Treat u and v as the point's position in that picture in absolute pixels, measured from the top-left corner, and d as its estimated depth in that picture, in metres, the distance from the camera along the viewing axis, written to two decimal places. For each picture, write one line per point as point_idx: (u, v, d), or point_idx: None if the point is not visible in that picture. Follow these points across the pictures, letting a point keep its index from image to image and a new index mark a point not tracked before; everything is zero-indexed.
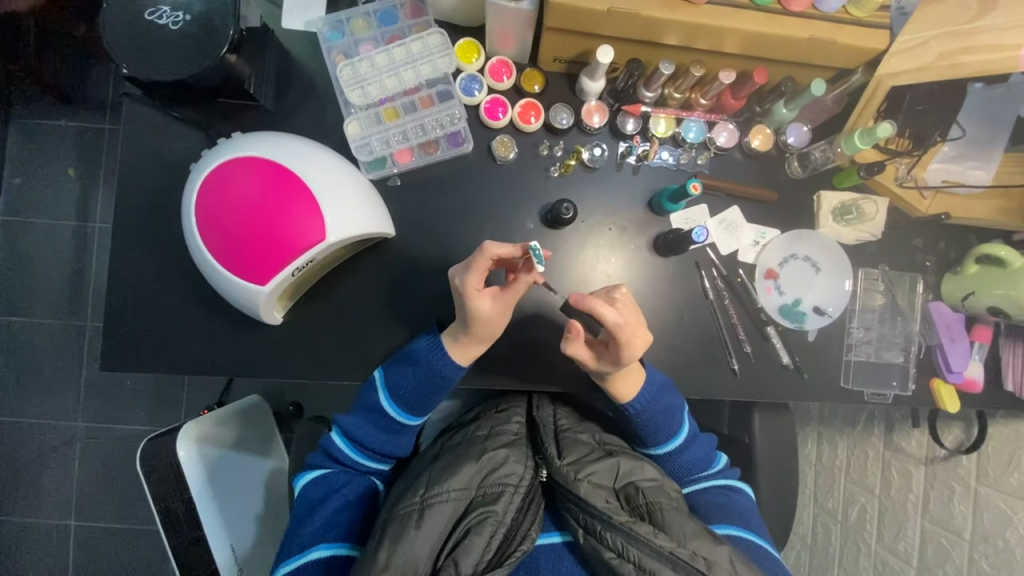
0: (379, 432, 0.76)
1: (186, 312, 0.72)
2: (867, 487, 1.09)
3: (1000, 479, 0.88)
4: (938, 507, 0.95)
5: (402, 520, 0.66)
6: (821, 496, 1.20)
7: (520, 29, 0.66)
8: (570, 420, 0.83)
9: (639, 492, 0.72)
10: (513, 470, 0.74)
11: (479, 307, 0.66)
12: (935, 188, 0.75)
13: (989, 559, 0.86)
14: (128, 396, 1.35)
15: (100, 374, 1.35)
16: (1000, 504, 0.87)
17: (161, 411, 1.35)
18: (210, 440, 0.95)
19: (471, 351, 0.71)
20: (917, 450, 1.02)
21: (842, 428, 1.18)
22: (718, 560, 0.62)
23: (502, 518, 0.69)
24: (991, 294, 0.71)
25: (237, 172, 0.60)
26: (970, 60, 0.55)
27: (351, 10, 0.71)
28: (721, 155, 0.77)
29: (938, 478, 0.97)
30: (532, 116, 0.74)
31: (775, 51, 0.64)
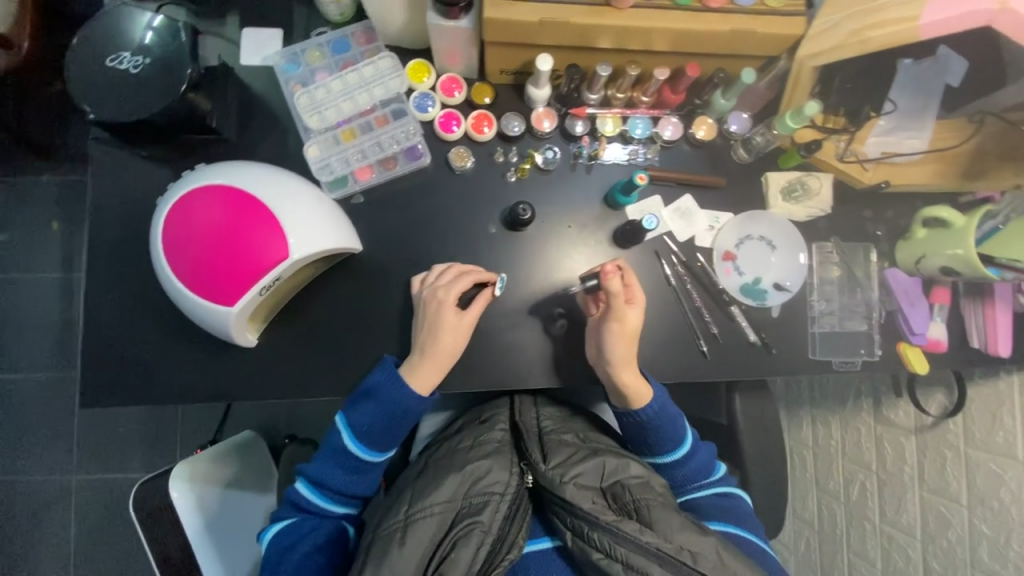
0: (345, 473, 0.76)
1: (164, 343, 0.74)
2: (865, 464, 1.13)
3: (986, 439, 0.91)
4: (933, 475, 0.98)
5: (386, 540, 0.67)
6: (822, 479, 1.24)
7: (465, 46, 0.70)
8: (554, 422, 0.84)
9: (626, 490, 0.71)
10: (497, 478, 0.74)
11: (446, 322, 0.71)
12: (875, 160, 0.79)
13: (987, 523, 0.89)
14: (122, 442, 1.35)
15: (92, 422, 1.35)
16: (990, 465, 0.90)
17: (155, 454, 1.35)
18: (202, 477, 0.95)
19: (432, 377, 0.72)
20: (906, 421, 1.06)
21: (833, 408, 1.22)
22: (704, 553, 0.63)
23: (489, 528, 0.68)
24: (941, 255, 0.74)
25: (200, 203, 0.63)
26: (874, 35, 0.59)
27: (306, 42, 0.75)
28: (669, 148, 0.81)
29: (929, 447, 1.00)
30: (485, 126, 0.77)
31: (703, 45, 0.68)
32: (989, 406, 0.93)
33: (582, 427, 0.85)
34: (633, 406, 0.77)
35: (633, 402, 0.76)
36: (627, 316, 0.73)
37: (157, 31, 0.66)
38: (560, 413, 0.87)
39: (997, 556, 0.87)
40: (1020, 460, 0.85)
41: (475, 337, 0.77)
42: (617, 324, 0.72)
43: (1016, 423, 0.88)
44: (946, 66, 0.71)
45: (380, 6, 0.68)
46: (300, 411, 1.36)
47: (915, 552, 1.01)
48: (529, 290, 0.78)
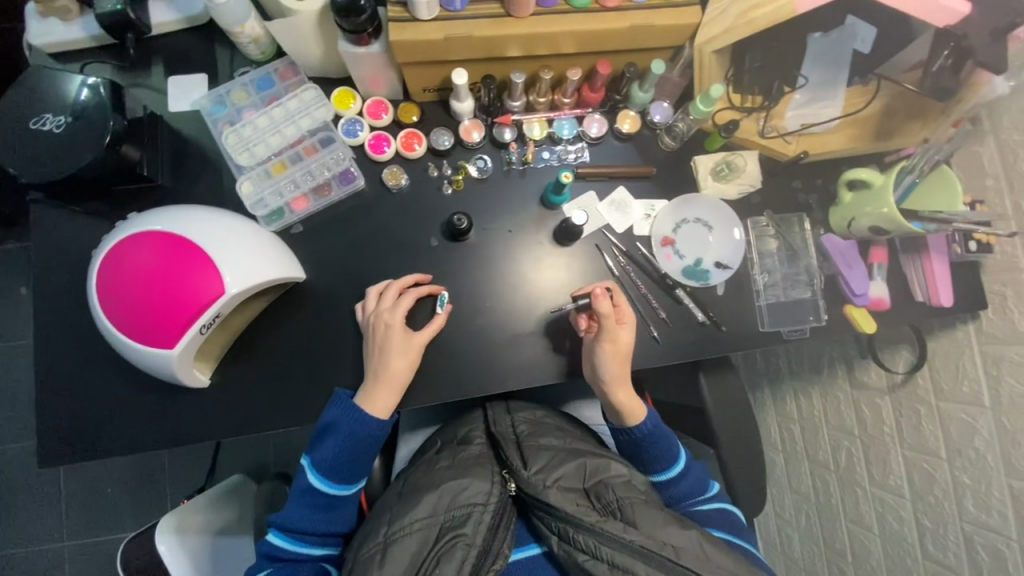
0: (316, 512, 0.75)
1: (118, 394, 0.74)
2: (848, 430, 1.16)
3: (953, 390, 0.92)
4: (912, 433, 1.00)
5: (365, 564, 0.65)
6: (812, 450, 1.28)
7: (383, 69, 0.73)
8: (532, 426, 0.82)
9: (609, 489, 0.70)
10: (479, 488, 0.70)
11: (393, 344, 0.72)
12: (796, 133, 0.81)
13: (969, 473, 0.89)
14: (109, 502, 1.33)
15: (77, 485, 1.33)
16: (962, 416, 0.91)
17: (145, 510, 1.33)
18: (190, 528, 0.92)
19: (385, 401, 0.72)
20: (878, 381, 1.08)
21: (812, 378, 1.27)
22: (686, 547, 0.62)
23: (473, 540, 0.66)
24: (866, 216, 0.76)
25: (131, 250, 0.64)
26: (758, 15, 0.62)
27: (230, 83, 0.77)
28: (598, 144, 0.83)
29: (904, 404, 1.02)
30: (415, 143, 0.79)
31: (608, 43, 0.71)
32: (950, 357, 0.95)
33: (557, 428, 0.83)
34: (628, 423, 0.80)
35: (628, 419, 0.80)
36: (619, 339, 0.74)
37: (93, 87, 0.68)
38: (535, 416, 0.85)
39: (982, 505, 0.88)
40: (989, 407, 0.86)
41: (428, 349, 0.77)
42: (610, 346, 0.73)
43: (980, 369, 0.89)
44: (852, 33, 0.76)
45: (295, 41, 0.71)
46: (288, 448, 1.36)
47: (907, 513, 1.02)
48: (478, 297, 0.80)
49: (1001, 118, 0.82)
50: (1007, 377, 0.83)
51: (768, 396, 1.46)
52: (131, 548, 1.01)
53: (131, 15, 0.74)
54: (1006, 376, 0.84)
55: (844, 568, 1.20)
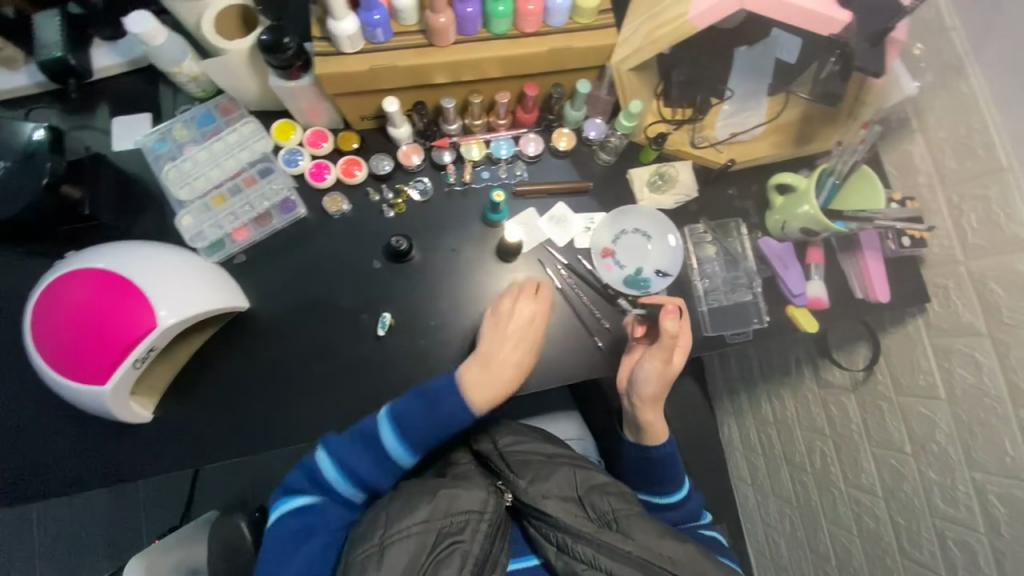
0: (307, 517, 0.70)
1: (65, 434, 0.73)
2: (819, 430, 1.16)
3: (911, 384, 0.93)
4: (878, 430, 1.00)
5: (362, 564, 0.61)
6: (789, 453, 1.27)
7: (317, 100, 0.75)
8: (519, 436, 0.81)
9: (604, 500, 0.72)
10: (476, 497, 0.67)
11: (505, 333, 0.73)
12: (726, 141, 0.84)
13: (933, 467, 0.90)
14: (87, 544, 1.32)
15: (57, 526, 1.32)
16: (921, 409, 0.91)
17: (125, 549, 1.32)
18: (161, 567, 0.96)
19: (491, 393, 0.71)
20: (841, 380, 1.08)
21: (781, 379, 1.27)
22: (682, 560, 0.64)
23: (472, 547, 0.63)
24: (796, 218, 0.78)
25: (64, 287, 0.65)
26: (661, 33, 0.63)
27: (172, 120, 0.79)
28: (536, 162, 0.85)
29: (867, 401, 1.03)
30: (356, 169, 0.81)
31: (531, 66, 0.74)
32: (904, 351, 0.95)
33: (543, 438, 0.82)
34: (648, 442, 0.83)
35: (648, 437, 0.82)
36: (671, 364, 0.76)
37: (49, 129, 0.71)
38: (519, 430, 0.81)
39: (949, 499, 0.88)
40: (944, 399, 0.87)
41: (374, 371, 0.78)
42: (660, 367, 0.75)
43: (933, 362, 0.89)
44: (777, 46, 0.77)
45: (230, 78, 0.73)
46: (267, 477, 1.35)
47: (882, 511, 1.02)
48: (423, 317, 0.80)
49: (927, 116, 0.85)
50: (958, 369, 0.84)
51: (745, 402, 1.42)
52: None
53: (72, 61, 0.77)
54: (958, 367, 0.85)
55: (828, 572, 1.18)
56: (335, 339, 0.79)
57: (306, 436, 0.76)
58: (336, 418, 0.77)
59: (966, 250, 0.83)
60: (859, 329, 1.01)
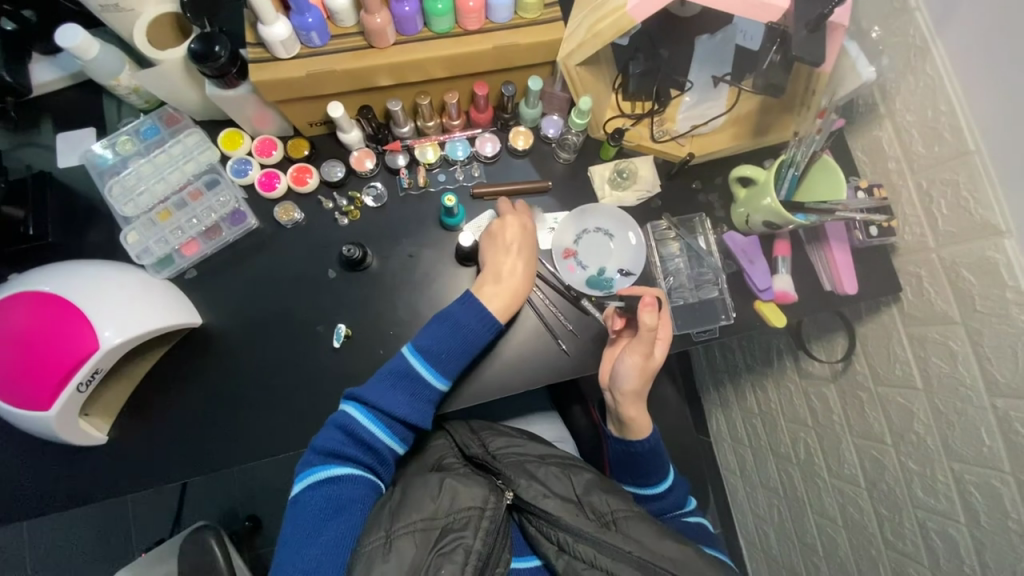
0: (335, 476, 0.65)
1: (20, 459, 0.72)
2: (802, 421, 1.15)
3: (888, 373, 0.92)
4: (858, 419, 0.99)
5: (369, 558, 0.58)
6: (775, 445, 1.26)
7: (260, 108, 0.73)
8: (511, 444, 0.83)
9: (604, 501, 0.71)
10: (479, 492, 0.64)
11: (524, 245, 0.76)
12: (687, 134, 0.82)
13: (913, 458, 0.88)
14: (75, 560, 1.32)
15: (44, 544, 1.32)
16: (898, 400, 0.90)
17: (113, 563, 1.32)
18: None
19: (509, 302, 0.74)
20: (822, 370, 1.07)
21: (765, 370, 1.26)
22: (679, 560, 0.64)
23: (474, 544, 0.59)
24: (758, 211, 0.76)
25: (2, 311, 0.63)
26: (601, 26, 0.61)
27: (115, 133, 0.77)
28: (494, 162, 0.84)
29: (847, 392, 1.02)
30: (307, 176, 0.79)
31: (478, 64, 0.71)
32: (879, 341, 0.93)
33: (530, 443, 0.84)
34: (631, 437, 0.82)
35: (630, 432, 0.81)
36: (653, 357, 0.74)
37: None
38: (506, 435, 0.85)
39: (929, 490, 0.86)
40: (921, 389, 0.86)
41: (332, 384, 0.76)
42: (643, 362, 0.73)
43: (907, 351, 0.88)
44: (736, 31, 0.77)
45: (170, 88, 0.71)
46: (254, 487, 1.35)
47: (866, 502, 1.01)
48: (382, 326, 0.78)
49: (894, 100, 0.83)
50: (933, 358, 0.83)
51: (730, 393, 1.41)
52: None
53: (9, 79, 0.74)
54: (932, 356, 0.83)
55: (817, 563, 1.17)
56: (293, 352, 0.77)
57: (267, 452, 0.75)
58: (296, 434, 0.75)
59: (938, 238, 0.80)
60: (838, 320, 1.00)
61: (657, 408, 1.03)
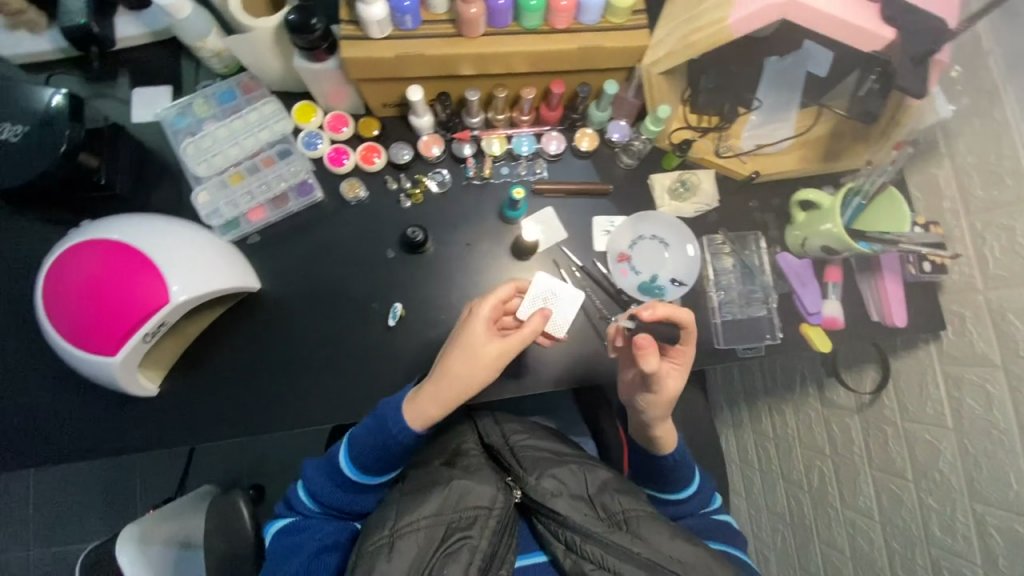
0: (338, 489, 0.75)
1: (65, 402, 0.73)
2: (819, 449, 1.14)
3: (918, 410, 0.92)
4: (880, 451, 0.99)
5: (373, 555, 0.60)
6: (787, 470, 1.24)
7: (341, 84, 0.74)
8: (524, 433, 0.80)
9: (615, 500, 0.70)
10: (487, 492, 0.66)
11: (476, 345, 0.67)
12: (751, 152, 0.82)
13: (934, 495, 0.89)
14: (83, 508, 1.32)
15: (54, 489, 1.33)
16: (925, 436, 0.90)
17: (120, 516, 1.33)
18: (155, 538, 0.94)
19: (427, 412, 0.67)
20: (846, 400, 1.06)
21: (783, 394, 1.23)
22: (692, 563, 0.62)
23: (480, 543, 0.62)
24: (818, 235, 0.77)
25: (76, 257, 0.64)
26: (697, 37, 0.61)
27: (191, 95, 0.78)
28: (558, 161, 0.85)
29: (871, 424, 1.02)
30: (375, 156, 0.80)
31: (560, 63, 0.72)
32: (914, 377, 0.93)
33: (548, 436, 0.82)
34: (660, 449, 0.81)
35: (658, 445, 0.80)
36: (671, 386, 0.70)
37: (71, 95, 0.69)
38: (525, 426, 0.82)
39: (947, 528, 0.87)
40: (951, 428, 0.86)
41: (380, 362, 0.77)
42: (659, 394, 0.71)
43: (942, 390, 0.88)
44: (806, 57, 0.76)
45: (255, 57, 0.72)
46: (265, 456, 1.36)
47: (877, 536, 1.00)
48: (433, 310, 0.79)
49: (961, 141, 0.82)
50: (967, 399, 0.83)
51: (745, 415, 1.38)
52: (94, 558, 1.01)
53: (96, 31, 0.76)
54: (967, 398, 0.83)
55: None
56: (344, 326, 0.78)
57: (309, 422, 0.76)
58: (338, 406, 0.76)
59: (986, 280, 0.81)
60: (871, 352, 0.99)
61: (688, 421, 1.02)
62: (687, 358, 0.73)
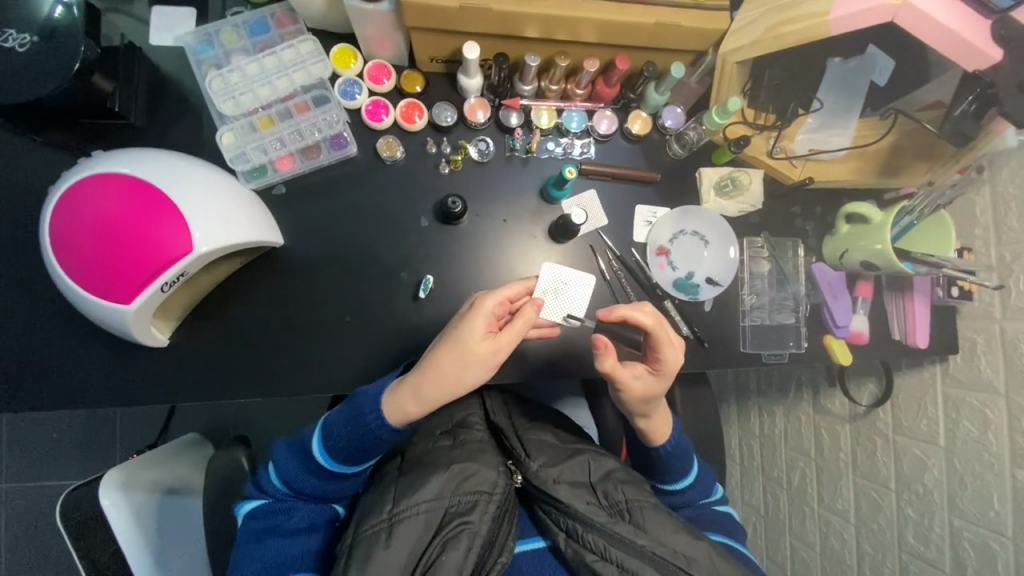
0: (311, 475, 0.70)
1: (58, 345, 0.67)
2: (804, 451, 1.06)
3: (913, 425, 0.86)
4: (864, 460, 0.92)
5: (369, 541, 0.59)
6: (767, 466, 1.15)
7: (390, 31, 0.68)
8: (525, 418, 0.77)
9: (617, 488, 0.66)
10: (486, 477, 0.65)
11: (471, 342, 0.63)
12: (803, 157, 0.80)
13: (914, 507, 0.84)
14: (51, 451, 1.23)
15: (19, 429, 1.23)
16: (916, 452, 0.84)
17: (91, 465, 1.24)
18: (140, 483, 0.84)
19: (406, 407, 0.64)
20: (840, 410, 0.99)
21: (776, 397, 1.14)
22: (698, 558, 0.59)
23: (479, 530, 0.60)
24: (860, 250, 0.77)
25: (90, 193, 0.59)
26: (787, 30, 0.61)
27: (219, 22, 0.70)
28: (606, 142, 0.81)
29: (862, 435, 0.94)
30: (416, 115, 0.75)
31: (630, 37, 0.68)
32: (914, 396, 0.87)
33: (552, 421, 0.79)
34: (653, 441, 0.76)
35: (650, 437, 0.76)
36: (638, 388, 0.69)
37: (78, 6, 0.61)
38: (530, 409, 0.80)
39: (920, 538, 0.83)
40: (941, 446, 0.81)
41: (404, 334, 0.74)
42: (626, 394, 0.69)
43: (939, 410, 0.82)
44: (872, 64, 0.74)
45: None
46: (245, 412, 1.27)
47: (849, 536, 0.94)
48: (464, 285, 0.76)
49: (1002, 168, 0.76)
50: (963, 421, 0.78)
51: (733, 409, 1.28)
52: (74, 497, 0.84)
53: None
54: (964, 420, 0.78)
55: None
56: (368, 292, 0.74)
57: (325, 390, 0.72)
58: (357, 375, 0.73)
59: (1005, 309, 0.77)
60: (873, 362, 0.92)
61: (701, 420, 1.00)
62: (669, 367, 0.69)
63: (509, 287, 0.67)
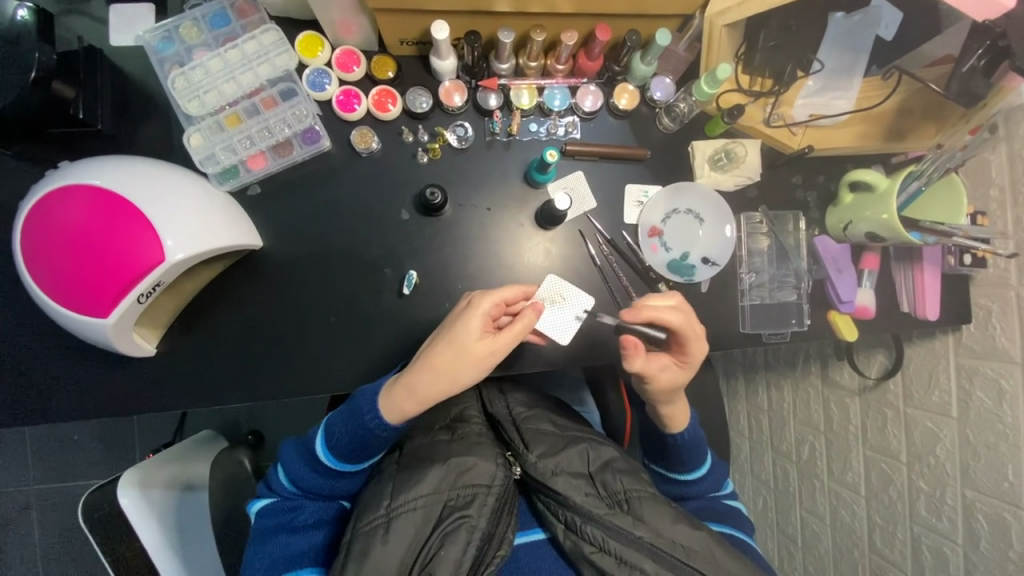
0: (316, 473, 0.70)
1: (52, 359, 0.67)
2: (813, 425, 1.03)
3: (924, 397, 0.82)
4: (875, 435, 0.89)
5: (367, 537, 0.59)
6: (776, 441, 1.13)
7: (353, 15, 0.65)
8: (525, 407, 0.76)
9: (615, 479, 0.65)
10: (486, 469, 0.64)
11: (468, 342, 0.61)
12: (803, 124, 0.75)
13: (925, 479, 0.81)
14: (73, 455, 1.27)
15: (40, 434, 1.27)
16: (926, 423, 0.82)
17: (110, 465, 1.28)
18: (155, 482, 0.83)
19: (403, 407, 0.63)
20: (849, 382, 0.95)
21: (783, 371, 1.11)
22: (697, 549, 0.58)
23: (478, 523, 0.60)
24: (863, 219, 0.73)
25: (60, 205, 0.57)
26: None
27: (178, 16, 0.67)
28: (591, 120, 0.77)
29: (871, 407, 0.91)
30: (389, 103, 0.72)
31: (607, 5, 0.64)
32: (926, 367, 0.84)
33: (552, 410, 0.78)
34: (667, 429, 0.75)
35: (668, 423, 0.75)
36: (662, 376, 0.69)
37: (38, 11, 0.59)
38: (530, 399, 0.79)
39: (932, 509, 0.80)
40: (954, 418, 0.78)
41: (391, 331, 0.72)
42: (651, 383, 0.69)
43: (952, 380, 0.79)
44: (877, 17, 0.71)
45: None
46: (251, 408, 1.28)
47: (860, 509, 0.93)
48: (452, 277, 0.74)
49: (1019, 124, 0.70)
50: (978, 393, 0.75)
51: (740, 385, 1.25)
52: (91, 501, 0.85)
53: None
54: (978, 390, 0.75)
55: None
56: (352, 290, 0.72)
57: (315, 390, 0.71)
58: (346, 375, 0.72)
59: (1021, 275, 0.72)
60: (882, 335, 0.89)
61: (703, 400, 0.99)
62: (694, 357, 0.69)
63: (506, 288, 0.65)
